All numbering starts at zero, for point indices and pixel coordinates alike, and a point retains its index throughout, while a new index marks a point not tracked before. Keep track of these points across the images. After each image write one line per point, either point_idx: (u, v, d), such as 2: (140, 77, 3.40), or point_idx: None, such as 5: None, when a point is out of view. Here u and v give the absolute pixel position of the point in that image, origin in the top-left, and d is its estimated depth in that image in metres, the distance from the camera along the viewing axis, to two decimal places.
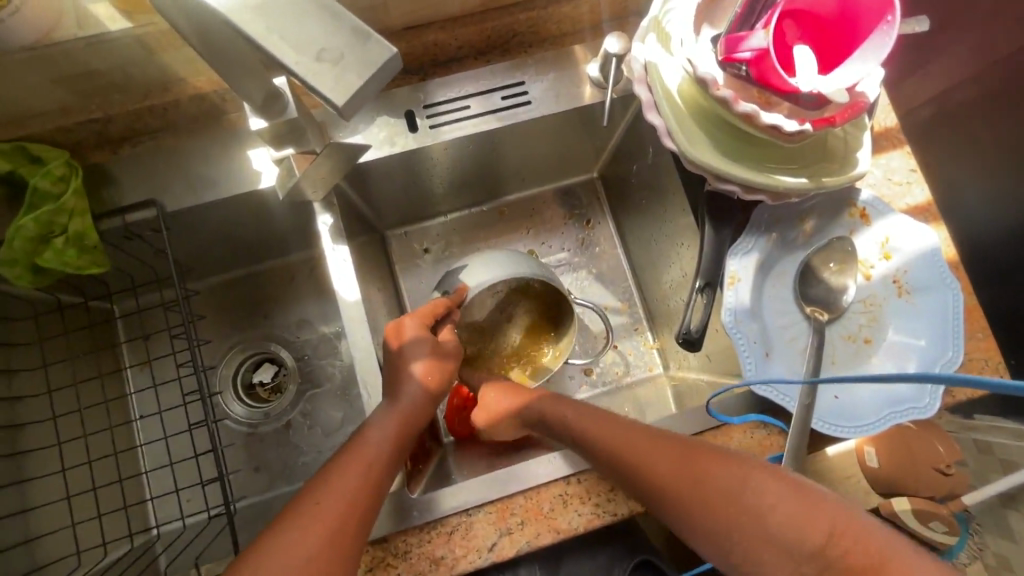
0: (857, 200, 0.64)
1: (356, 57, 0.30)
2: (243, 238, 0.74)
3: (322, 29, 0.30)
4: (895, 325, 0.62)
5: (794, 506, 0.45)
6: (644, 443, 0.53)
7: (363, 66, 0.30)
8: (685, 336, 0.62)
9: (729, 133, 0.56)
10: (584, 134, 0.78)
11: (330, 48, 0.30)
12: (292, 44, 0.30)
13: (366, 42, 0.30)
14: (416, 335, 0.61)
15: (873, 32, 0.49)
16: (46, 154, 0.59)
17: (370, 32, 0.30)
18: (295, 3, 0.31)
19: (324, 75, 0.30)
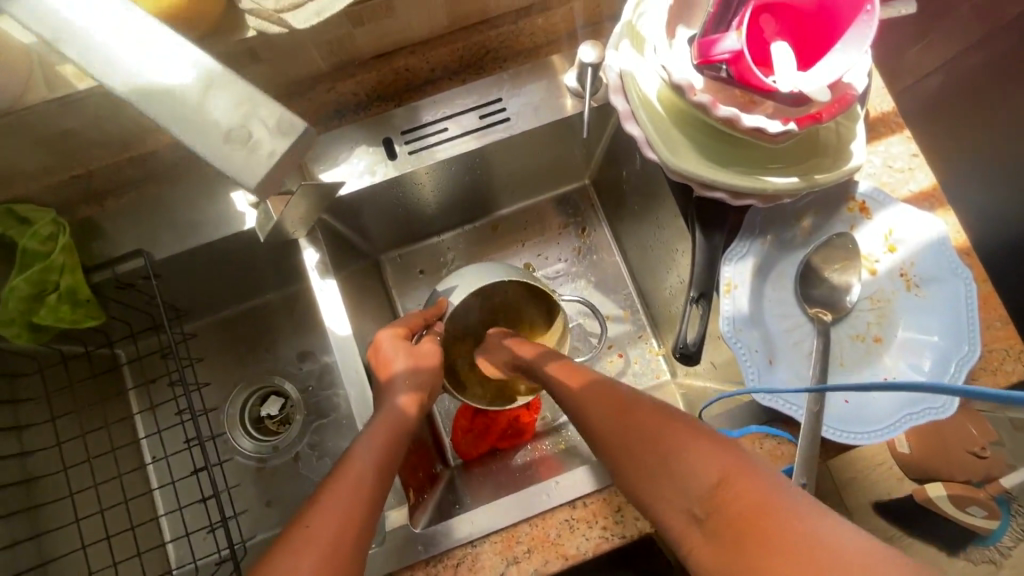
0: (854, 193, 0.61)
1: (263, 134, 0.32)
2: (234, 277, 0.74)
3: (231, 110, 0.33)
4: (905, 321, 0.60)
5: (698, 456, 0.43)
6: (598, 403, 0.54)
7: (274, 143, 0.32)
8: (682, 349, 0.59)
9: (712, 137, 0.54)
10: (569, 143, 0.76)
11: (239, 129, 0.33)
12: (204, 127, 0.33)
13: (274, 120, 0.33)
14: (399, 347, 0.64)
15: (853, 22, 0.47)
16: (33, 214, 0.60)
17: (279, 111, 0.33)
18: (199, 86, 0.33)
19: (236, 155, 0.33)
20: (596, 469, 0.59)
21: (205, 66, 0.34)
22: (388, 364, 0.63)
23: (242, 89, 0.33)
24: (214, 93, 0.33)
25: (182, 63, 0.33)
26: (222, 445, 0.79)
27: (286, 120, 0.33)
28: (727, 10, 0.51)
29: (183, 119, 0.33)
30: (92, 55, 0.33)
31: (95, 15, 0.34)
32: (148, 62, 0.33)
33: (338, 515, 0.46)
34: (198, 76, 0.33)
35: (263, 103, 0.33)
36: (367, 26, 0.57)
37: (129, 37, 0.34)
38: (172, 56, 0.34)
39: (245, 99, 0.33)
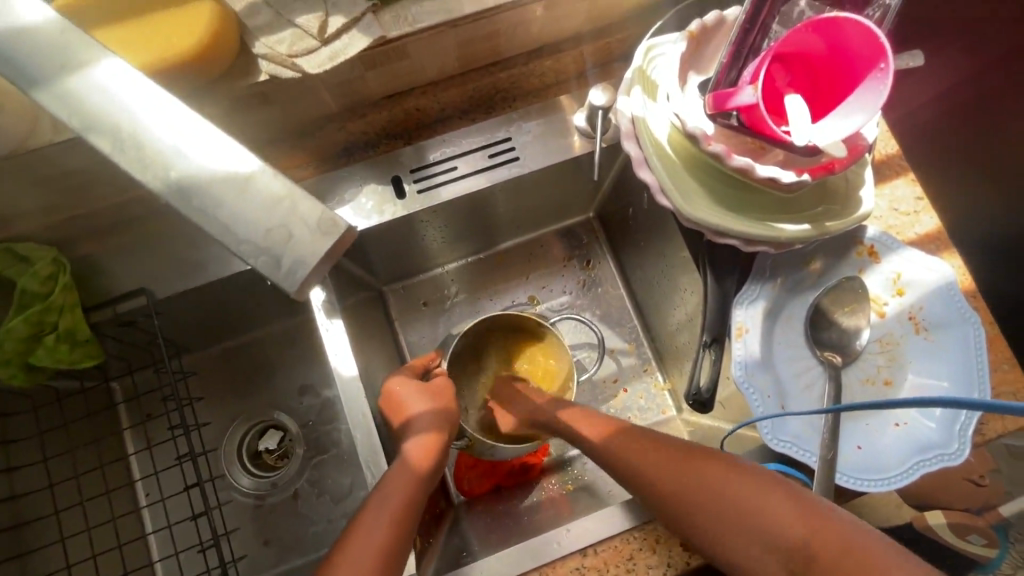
0: (863, 237, 0.62)
1: (304, 232, 0.32)
2: (237, 313, 0.72)
3: (267, 206, 0.32)
4: (915, 366, 0.59)
5: (777, 502, 0.46)
6: (652, 454, 0.54)
7: (313, 246, 0.32)
8: (696, 395, 0.63)
9: (726, 186, 0.55)
10: (577, 180, 0.77)
11: (279, 227, 0.32)
12: (254, 221, 0.32)
13: (314, 216, 0.32)
14: (408, 387, 0.65)
15: (867, 79, 0.46)
16: (32, 253, 0.58)
17: (319, 209, 0.32)
18: (234, 183, 0.32)
19: (277, 255, 0.32)
20: (608, 516, 0.58)
21: (240, 158, 0.33)
22: (407, 405, 0.63)
23: (278, 188, 0.32)
24: (255, 188, 0.32)
25: (221, 150, 0.33)
26: (220, 483, 0.77)
27: (326, 217, 0.32)
28: (738, 58, 0.52)
29: (228, 211, 0.32)
30: (128, 144, 0.33)
31: (133, 97, 0.33)
32: (185, 148, 0.33)
33: (359, 559, 0.47)
34: (235, 170, 0.33)
35: (302, 199, 0.32)
36: (379, 69, 0.57)
37: (169, 124, 0.33)
38: (209, 135, 0.33)
39: (284, 196, 0.32)
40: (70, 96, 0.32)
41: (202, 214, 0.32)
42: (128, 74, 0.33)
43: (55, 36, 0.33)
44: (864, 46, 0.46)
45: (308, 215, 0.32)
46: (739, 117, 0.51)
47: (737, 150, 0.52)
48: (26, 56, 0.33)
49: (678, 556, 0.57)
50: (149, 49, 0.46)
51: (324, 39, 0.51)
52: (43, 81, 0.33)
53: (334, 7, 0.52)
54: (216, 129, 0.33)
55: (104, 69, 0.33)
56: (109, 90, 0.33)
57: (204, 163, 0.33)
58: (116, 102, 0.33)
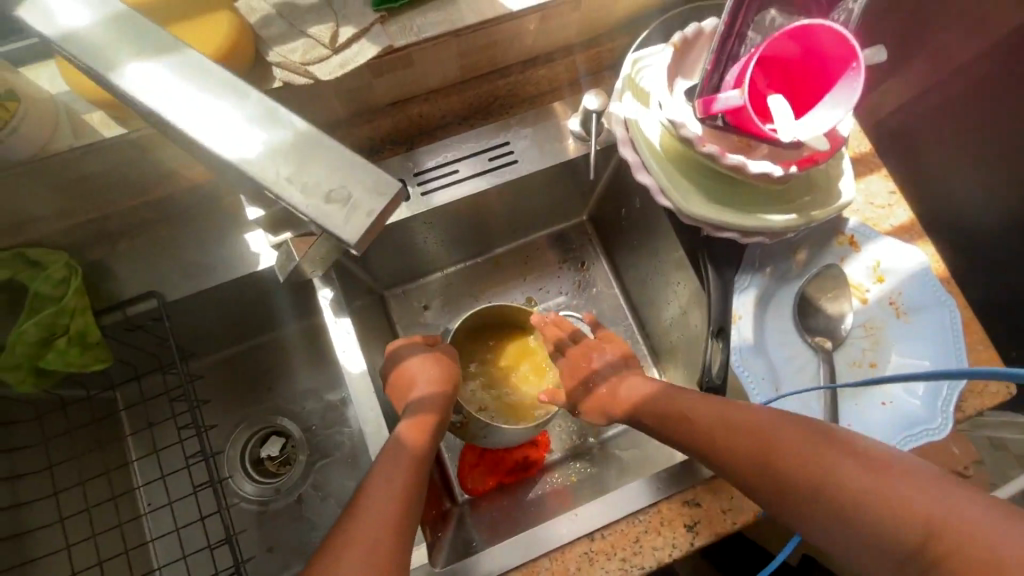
0: (844, 228, 0.66)
1: (363, 194, 0.28)
2: (242, 317, 0.74)
3: (327, 167, 0.29)
4: (898, 348, 0.63)
5: (897, 491, 0.40)
6: (740, 423, 0.52)
7: (368, 205, 0.28)
8: (709, 382, 0.63)
9: (719, 183, 0.59)
10: (571, 182, 0.80)
11: (336, 186, 0.29)
12: (318, 181, 0.29)
13: (370, 180, 0.29)
14: (414, 362, 0.66)
15: (841, 77, 0.51)
16: (45, 257, 0.59)
17: (374, 171, 0.29)
18: (296, 146, 0.29)
19: (329, 217, 0.28)
20: (613, 501, 0.60)
21: (287, 122, 0.29)
22: (411, 385, 0.64)
23: (333, 150, 0.29)
24: (312, 148, 0.29)
25: (268, 133, 0.29)
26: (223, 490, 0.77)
27: (381, 179, 0.29)
28: (720, 65, 0.57)
29: (274, 172, 0.29)
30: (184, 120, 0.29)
31: (164, 91, 0.29)
32: (217, 136, 0.29)
33: (378, 522, 0.47)
34: (281, 139, 0.29)
35: (358, 163, 0.29)
36: (384, 77, 0.60)
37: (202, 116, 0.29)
38: (242, 128, 0.29)
39: (339, 160, 0.29)
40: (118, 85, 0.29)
41: (260, 178, 0.29)
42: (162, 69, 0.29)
43: (99, 35, 0.30)
44: (836, 46, 0.51)
45: (363, 175, 0.28)
46: (725, 118, 0.55)
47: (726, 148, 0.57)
48: (81, 53, 0.29)
49: (681, 538, 0.59)
50: None
51: (335, 48, 0.54)
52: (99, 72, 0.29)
53: (344, 19, 0.55)
54: (263, 98, 0.30)
55: (155, 64, 0.29)
56: (144, 86, 0.29)
57: (254, 138, 0.29)
58: (150, 99, 0.29)
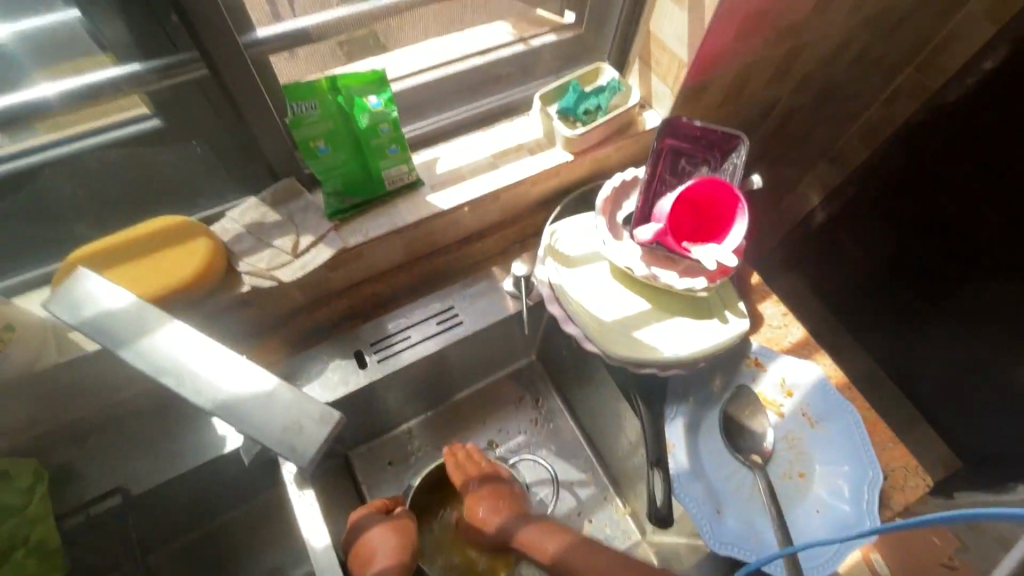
0: (749, 352, 0.76)
1: (310, 424, 0.40)
2: (205, 500, 0.74)
3: (289, 407, 0.41)
4: (819, 456, 0.70)
5: None
6: None
7: (313, 430, 0.40)
8: (656, 515, 0.64)
9: (640, 323, 0.71)
10: (514, 331, 0.89)
11: (293, 421, 0.40)
12: (281, 420, 0.41)
13: (317, 412, 0.41)
14: (379, 531, 0.67)
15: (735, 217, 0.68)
16: (14, 467, 0.62)
17: (320, 407, 0.41)
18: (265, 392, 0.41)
19: (292, 442, 0.40)
20: None
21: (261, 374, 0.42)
22: (370, 558, 0.65)
23: (289, 394, 0.41)
24: (275, 394, 0.41)
25: (245, 378, 0.42)
26: None
27: (325, 411, 0.41)
28: (647, 200, 0.76)
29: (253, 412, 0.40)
30: (187, 378, 0.41)
31: (197, 346, 0.42)
32: (212, 386, 0.41)
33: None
34: (259, 387, 0.42)
35: (307, 400, 0.41)
36: (339, 269, 0.70)
37: (223, 364, 0.42)
38: (245, 372, 0.42)
39: (298, 402, 0.41)
40: (128, 357, 0.41)
41: (238, 421, 0.40)
42: (191, 336, 0.43)
43: (136, 314, 0.43)
44: (725, 196, 0.68)
45: (311, 413, 0.41)
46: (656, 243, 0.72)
47: (655, 262, 0.72)
48: (101, 330, 0.42)
49: None
50: (157, 282, 0.58)
51: (296, 254, 0.65)
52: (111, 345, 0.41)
53: (304, 230, 0.67)
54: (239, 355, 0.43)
55: (158, 329, 0.43)
56: (176, 348, 0.42)
57: (233, 387, 0.41)
58: (180, 355, 0.42)
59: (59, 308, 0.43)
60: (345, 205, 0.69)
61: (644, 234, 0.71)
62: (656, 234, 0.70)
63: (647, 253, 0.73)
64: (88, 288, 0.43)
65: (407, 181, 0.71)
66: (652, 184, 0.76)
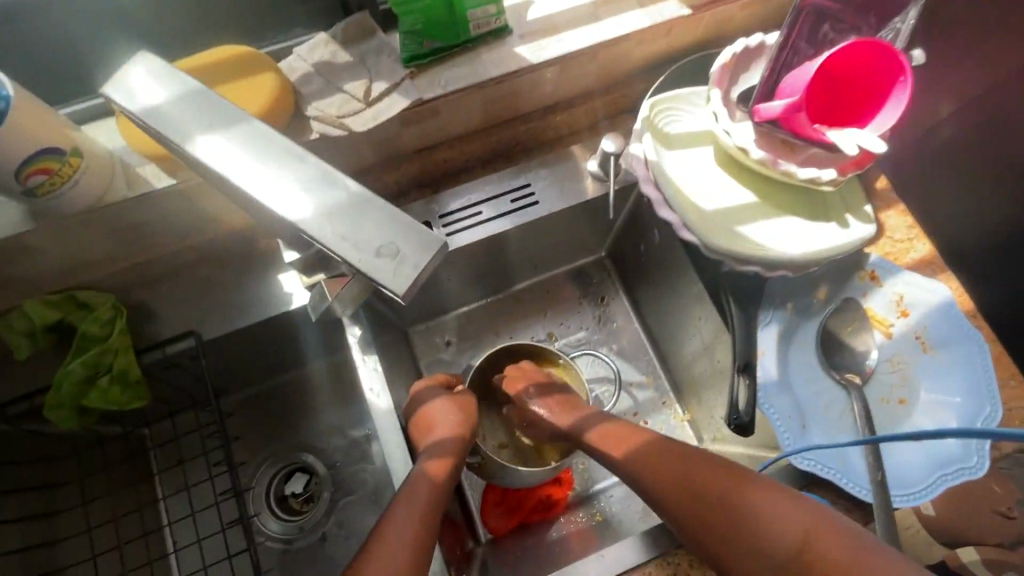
0: (865, 264, 0.66)
1: (407, 245, 0.35)
2: (270, 355, 0.76)
3: (381, 225, 0.35)
4: (927, 383, 0.62)
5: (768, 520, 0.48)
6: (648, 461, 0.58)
7: (411, 253, 0.35)
8: (736, 421, 0.61)
9: (747, 214, 0.62)
10: (590, 218, 0.82)
11: (387, 241, 0.35)
12: (372, 238, 0.35)
13: (415, 233, 0.36)
14: (441, 405, 0.67)
15: (888, 98, 0.57)
16: (93, 299, 0.63)
17: (420, 228, 0.36)
18: (352, 205, 0.36)
19: (383, 266, 0.35)
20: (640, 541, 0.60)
21: (343, 185, 0.37)
22: (430, 427, 0.65)
23: (379, 209, 0.36)
24: (365, 209, 0.36)
25: (331, 186, 0.36)
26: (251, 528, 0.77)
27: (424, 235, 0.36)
28: (776, 71, 0.61)
29: (343, 227, 0.35)
30: (263, 183, 0.36)
31: (264, 146, 0.37)
32: (291, 193, 0.36)
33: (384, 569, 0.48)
34: (347, 199, 0.36)
35: (401, 220, 0.36)
36: (413, 126, 0.63)
37: (301, 170, 0.37)
38: (328, 181, 0.37)
39: (392, 220, 0.36)
40: (197, 151, 0.36)
41: (324, 234, 0.35)
42: (254, 133, 0.37)
43: (194, 104, 0.38)
44: (881, 69, 0.56)
45: (408, 233, 0.35)
46: (780, 123, 0.60)
47: (771, 146, 0.61)
48: (161, 123, 0.37)
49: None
50: None
51: (369, 100, 0.58)
52: (179, 138, 0.37)
53: (376, 75, 0.59)
54: (320, 162, 0.37)
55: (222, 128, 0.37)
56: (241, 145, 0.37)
57: (319, 197, 0.36)
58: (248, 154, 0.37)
59: (114, 97, 0.38)
60: (423, 49, 0.59)
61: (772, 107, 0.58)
62: (787, 109, 0.57)
63: (763, 136, 0.62)
64: (141, 78, 0.38)
65: (493, 27, 0.61)
66: (783, 53, 0.61)
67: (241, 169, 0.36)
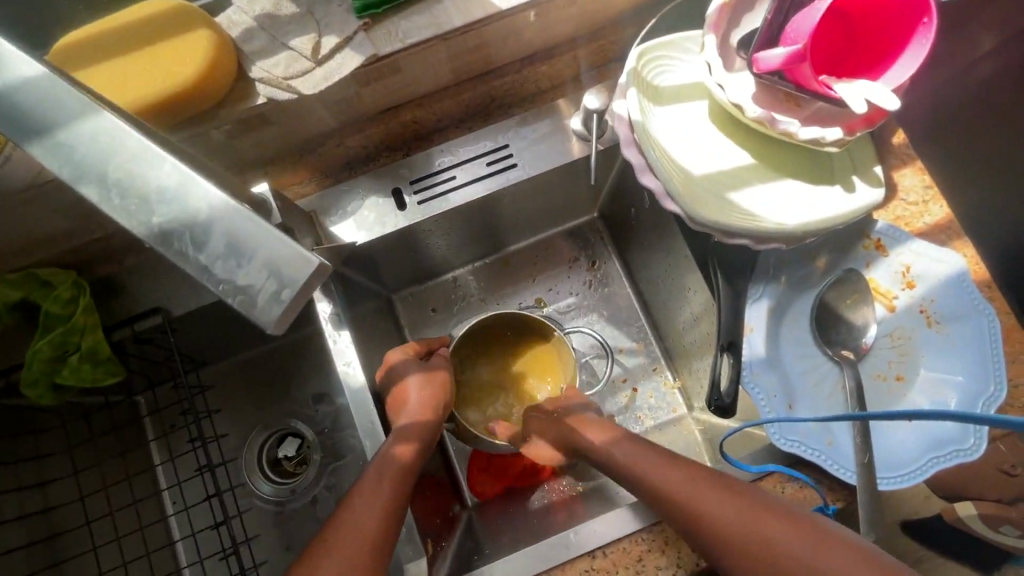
0: (871, 231, 0.61)
1: (276, 270, 0.33)
2: (246, 327, 0.75)
3: (243, 245, 0.33)
4: (928, 360, 0.58)
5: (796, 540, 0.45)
6: (655, 463, 0.55)
7: (283, 279, 0.33)
8: (718, 403, 0.61)
9: (739, 180, 0.56)
10: (578, 179, 0.76)
11: (253, 264, 0.33)
12: (236, 260, 0.33)
13: (287, 256, 0.33)
14: (416, 383, 0.66)
15: (909, 43, 0.49)
16: (53, 277, 0.61)
17: (292, 250, 0.33)
18: (212, 220, 0.33)
19: (254, 292, 0.33)
20: (611, 518, 0.59)
21: (202, 195, 0.34)
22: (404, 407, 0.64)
23: (242, 225, 0.33)
24: (226, 223, 0.33)
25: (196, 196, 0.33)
26: (241, 491, 0.78)
27: (298, 254, 0.33)
28: (781, 12, 0.52)
29: (207, 252, 0.33)
30: (112, 192, 0.33)
31: (127, 141, 0.34)
32: (155, 208, 0.33)
33: (355, 531, 0.50)
34: (212, 212, 0.33)
35: (272, 234, 0.33)
36: (373, 85, 0.58)
37: (160, 172, 0.34)
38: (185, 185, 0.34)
39: (259, 236, 0.33)
40: (39, 156, 0.33)
41: (184, 258, 0.33)
42: (115, 126, 0.34)
43: (45, 89, 0.33)
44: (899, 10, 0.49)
45: (278, 256, 0.33)
46: (782, 75, 0.52)
47: (770, 102, 0.54)
48: (10, 112, 0.33)
49: (687, 558, 0.57)
50: (151, 82, 0.49)
51: (318, 60, 0.53)
52: (21, 137, 0.33)
53: (326, 27, 0.53)
54: (178, 165, 0.34)
55: (78, 115, 0.33)
56: (103, 138, 0.33)
57: (175, 207, 0.33)
58: (111, 146, 0.33)
59: None
60: None
61: (774, 58, 0.51)
62: (790, 58, 0.50)
63: (762, 90, 0.54)
64: None
65: None
66: None
67: (93, 174, 0.33)
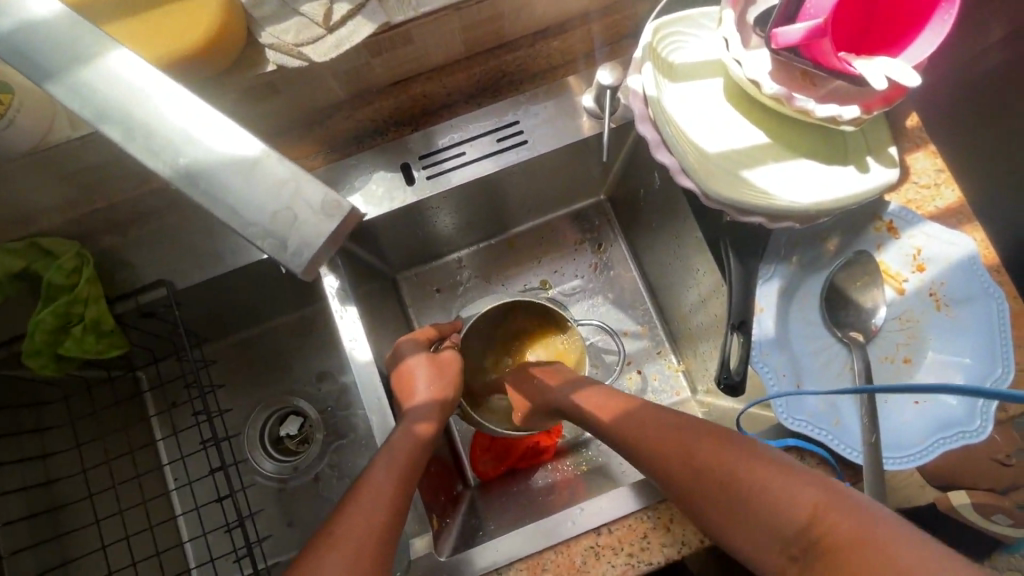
0: (882, 213, 0.60)
1: (308, 212, 0.32)
2: (250, 303, 0.74)
3: (272, 192, 0.32)
4: (935, 342, 0.58)
5: (776, 484, 0.45)
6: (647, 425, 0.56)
7: (315, 226, 0.32)
8: (727, 381, 0.62)
9: (754, 159, 0.55)
10: (587, 159, 0.76)
11: (283, 210, 0.32)
12: (257, 203, 0.32)
13: (320, 199, 0.32)
14: (421, 363, 0.66)
15: (931, 18, 0.49)
16: (57, 247, 0.60)
17: (325, 192, 0.32)
18: (239, 166, 0.33)
19: (284, 236, 0.32)
20: (620, 496, 0.59)
21: (229, 146, 0.33)
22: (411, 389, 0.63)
23: (271, 173, 0.33)
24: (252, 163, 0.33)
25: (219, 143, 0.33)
26: (243, 468, 0.78)
27: (330, 199, 0.33)
28: None
29: (234, 199, 0.33)
30: (139, 134, 0.33)
31: (150, 83, 0.33)
32: (179, 155, 0.33)
33: (362, 526, 0.48)
34: (245, 157, 0.33)
35: (305, 181, 0.32)
36: (383, 55, 0.57)
37: (179, 115, 0.33)
38: (206, 127, 0.33)
39: (291, 179, 0.33)
40: (61, 96, 0.32)
41: (212, 200, 0.32)
42: (142, 68, 0.33)
43: (66, 29, 0.33)
44: None
45: (311, 196, 0.32)
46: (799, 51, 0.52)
47: (786, 80, 0.53)
48: (27, 50, 0.33)
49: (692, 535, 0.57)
50: (157, 45, 0.48)
51: (329, 27, 0.51)
52: (38, 77, 0.33)
53: None
54: (201, 106, 0.33)
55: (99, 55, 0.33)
56: (127, 78, 0.33)
57: (201, 149, 0.33)
58: (134, 89, 0.33)
59: None
60: None
61: (794, 33, 0.50)
62: (810, 33, 0.49)
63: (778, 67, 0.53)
64: None
65: None
66: None
67: (113, 117, 0.33)
